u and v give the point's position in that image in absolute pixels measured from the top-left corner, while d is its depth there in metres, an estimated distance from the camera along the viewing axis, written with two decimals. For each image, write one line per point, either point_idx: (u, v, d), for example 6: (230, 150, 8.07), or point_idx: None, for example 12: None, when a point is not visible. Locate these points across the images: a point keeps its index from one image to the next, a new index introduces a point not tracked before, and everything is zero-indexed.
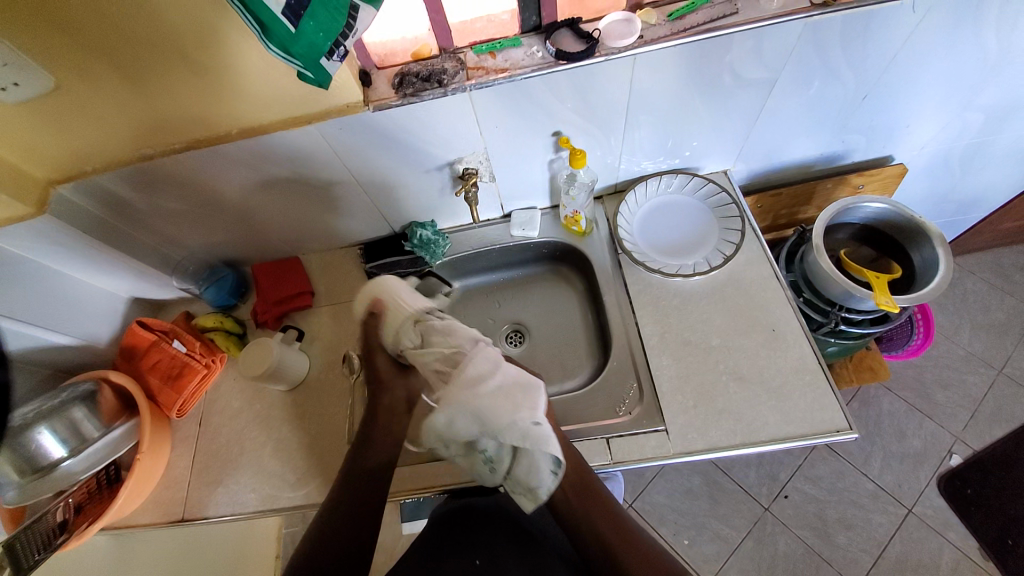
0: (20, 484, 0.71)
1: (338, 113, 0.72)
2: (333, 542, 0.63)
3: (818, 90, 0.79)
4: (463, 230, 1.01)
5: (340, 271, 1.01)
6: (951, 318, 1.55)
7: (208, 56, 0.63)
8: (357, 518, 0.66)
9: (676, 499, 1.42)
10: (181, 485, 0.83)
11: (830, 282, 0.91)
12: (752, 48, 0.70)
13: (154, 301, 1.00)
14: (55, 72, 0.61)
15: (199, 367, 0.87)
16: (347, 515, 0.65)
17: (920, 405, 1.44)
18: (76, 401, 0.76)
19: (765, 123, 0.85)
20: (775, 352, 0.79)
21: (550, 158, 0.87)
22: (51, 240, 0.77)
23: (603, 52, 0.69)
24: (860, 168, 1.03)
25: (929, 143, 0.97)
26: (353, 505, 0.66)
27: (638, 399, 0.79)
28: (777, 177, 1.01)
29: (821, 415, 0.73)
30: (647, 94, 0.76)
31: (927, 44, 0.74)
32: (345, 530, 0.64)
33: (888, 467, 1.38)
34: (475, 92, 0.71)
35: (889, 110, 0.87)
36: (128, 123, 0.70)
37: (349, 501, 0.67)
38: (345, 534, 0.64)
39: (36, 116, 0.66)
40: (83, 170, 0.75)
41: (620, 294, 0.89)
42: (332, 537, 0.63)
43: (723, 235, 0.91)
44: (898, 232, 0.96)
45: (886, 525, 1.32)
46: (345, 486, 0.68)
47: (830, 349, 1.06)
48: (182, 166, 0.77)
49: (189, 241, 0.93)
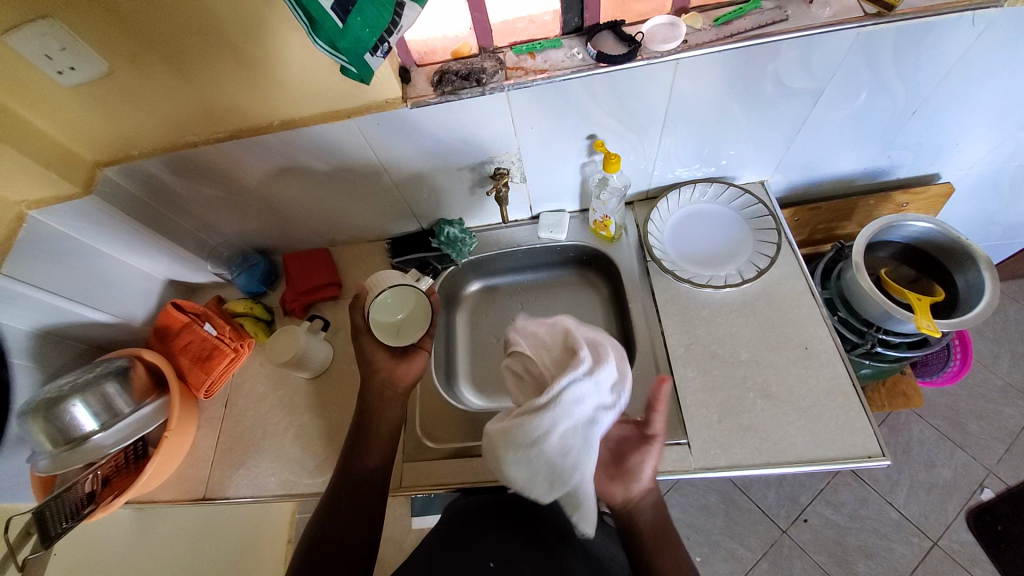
0: (53, 454, 0.73)
1: (377, 108, 0.73)
2: (334, 534, 0.63)
3: (866, 102, 0.77)
4: (490, 230, 1.01)
5: (367, 265, 1.02)
6: (990, 346, 1.48)
7: (255, 49, 0.64)
8: (360, 510, 0.66)
9: (691, 514, 1.39)
10: (205, 464, 0.85)
11: (868, 302, 0.88)
12: (799, 56, 0.68)
13: (187, 284, 1.03)
14: (109, 59, 0.63)
15: (229, 350, 0.89)
16: (350, 506, 0.66)
17: (952, 434, 1.38)
18: (109, 376, 0.78)
19: (809, 134, 0.83)
20: (807, 371, 0.77)
21: (583, 161, 0.86)
22: (96, 219, 0.81)
23: (645, 56, 0.68)
24: (904, 185, 0.99)
25: (981, 161, 0.93)
26: (356, 491, 0.67)
27: (661, 410, 0.77)
28: (817, 191, 0.98)
29: (852, 439, 0.71)
30: (687, 101, 0.75)
31: (987, 59, 0.71)
32: (349, 519, 0.65)
33: (914, 497, 1.33)
34: (512, 92, 0.71)
35: (941, 127, 0.83)
36: (175, 110, 0.72)
37: (353, 487, 0.68)
38: (347, 525, 0.64)
39: (89, 100, 0.68)
40: (129, 154, 0.77)
41: (646, 302, 0.88)
42: (334, 528, 0.64)
43: (757, 247, 0.89)
44: (942, 253, 0.92)
45: (910, 557, 1.27)
46: (347, 477, 0.68)
47: (863, 372, 1.02)
48: (222, 155, 0.78)
49: (225, 228, 0.96)
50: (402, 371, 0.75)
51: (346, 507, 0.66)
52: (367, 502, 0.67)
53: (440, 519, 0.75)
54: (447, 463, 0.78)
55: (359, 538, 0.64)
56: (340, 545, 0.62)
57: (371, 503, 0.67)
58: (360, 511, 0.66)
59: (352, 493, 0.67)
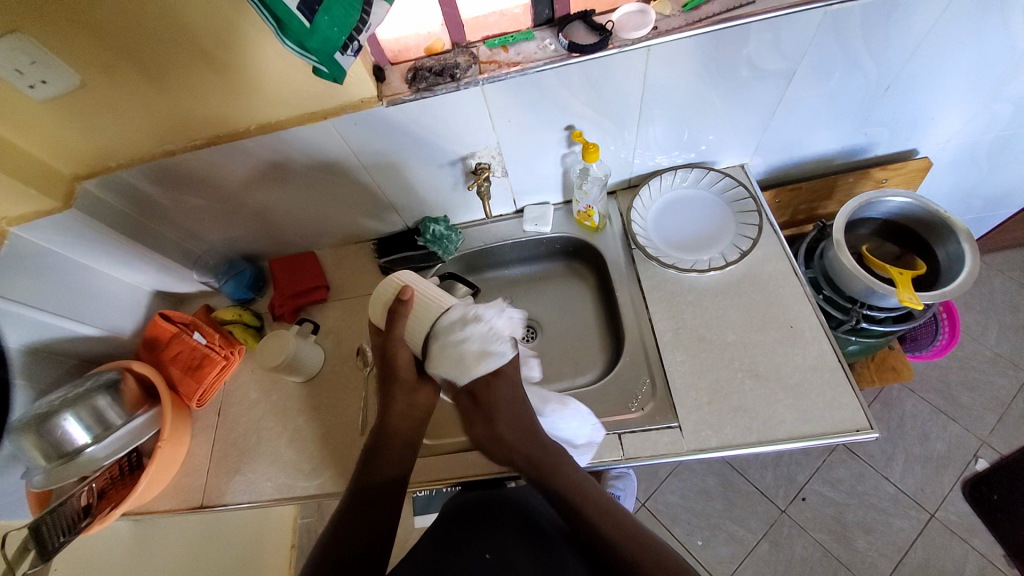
0: (47, 469, 0.73)
1: (354, 108, 0.73)
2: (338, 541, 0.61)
3: (839, 81, 0.77)
4: (475, 225, 1.02)
5: (355, 266, 1.02)
6: (977, 318, 1.50)
7: (228, 55, 0.64)
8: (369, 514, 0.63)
9: (690, 499, 1.40)
10: (201, 473, 0.85)
11: (851, 279, 0.89)
12: (770, 39, 0.69)
13: (174, 295, 1.03)
14: (80, 72, 0.63)
15: (218, 358, 0.89)
16: (357, 513, 0.63)
17: (944, 407, 1.40)
18: (100, 389, 0.78)
19: (785, 115, 0.83)
20: (793, 350, 0.78)
21: (563, 152, 0.86)
22: (77, 233, 0.80)
23: (616, 44, 0.69)
24: (883, 163, 1.00)
25: (957, 135, 0.94)
26: (364, 498, 0.65)
27: (652, 395, 0.78)
28: (796, 171, 0.99)
29: (840, 413, 0.72)
30: (661, 87, 0.75)
31: (954, 32, 0.72)
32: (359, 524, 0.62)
33: (909, 471, 1.35)
34: (487, 86, 0.71)
35: (913, 102, 0.84)
36: (151, 120, 0.72)
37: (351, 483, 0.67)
38: (352, 521, 0.62)
39: (64, 113, 0.68)
40: (108, 166, 0.77)
41: (633, 290, 0.88)
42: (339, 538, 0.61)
43: (740, 229, 0.90)
44: (921, 227, 0.93)
45: (908, 530, 1.28)
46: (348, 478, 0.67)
47: (851, 348, 1.03)
48: (201, 162, 0.78)
49: (209, 236, 0.95)
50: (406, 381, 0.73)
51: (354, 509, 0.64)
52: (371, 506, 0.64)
53: (438, 515, 0.74)
54: (444, 459, 0.79)
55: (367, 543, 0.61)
56: (349, 556, 0.59)
57: (380, 505, 0.65)
58: (367, 516, 0.63)
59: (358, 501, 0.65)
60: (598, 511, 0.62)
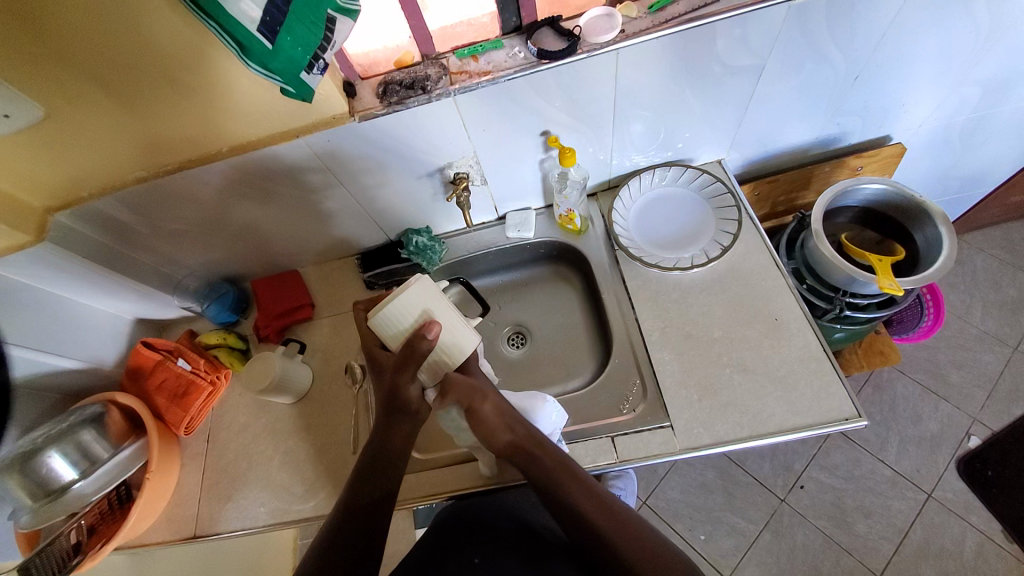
0: (33, 509, 0.72)
1: (325, 125, 0.73)
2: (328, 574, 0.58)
3: (810, 72, 0.78)
4: (459, 235, 1.01)
5: (339, 282, 1.01)
6: (962, 297, 1.52)
7: (194, 79, 0.64)
8: (359, 542, 0.61)
9: (690, 494, 1.40)
10: (193, 502, 0.84)
11: (833, 269, 0.89)
12: (738, 34, 0.70)
13: (157, 321, 1.01)
14: (44, 103, 0.62)
15: (205, 384, 0.88)
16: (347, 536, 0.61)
17: (934, 386, 1.42)
18: (84, 423, 0.77)
19: (758, 109, 0.84)
20: (779, 342, 0.78)
21: (540, 158, 0.86)
22: (53, 265, 0.79)
23: (585, 49, 0.69)
24: (857, 151, 1.01)
25: (927, 120, 0.95)
26: (356, 522, 0.62)
27: (642, 396, 0.78)
28: (773, 163, 1.00)
29: (829, 402, 0.72)
30: (632, 89, 0.76)
31: (916, 19, 0.73)
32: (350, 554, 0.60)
33: (905, 453, 1.36)
34: (459, 97, 0.71)
35: (882, 90, 0.85)
36: (122, 146, 0.71)
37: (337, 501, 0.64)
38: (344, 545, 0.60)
39: (30, 146, 0.67)
40: (80, 196, 0.76)
41: (618, 291, 0.88)
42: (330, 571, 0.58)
43: (720, 226, 0.90)
44: (898, 212, 0.94)
45: (907, 512, 1.29)
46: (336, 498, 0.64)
47: (837, 336, 1.04)
48: (176, 187, 0.77)
49: (189, 261, 0.94)
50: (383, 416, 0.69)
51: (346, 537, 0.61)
52: (361, 533, 0.62)
53: (429, 527, 0.74)
54: (437, 474, 0.77)
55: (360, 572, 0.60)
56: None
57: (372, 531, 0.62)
58: (359, 544, 0.61)
59: (345, 528, 0.62)
60: (596, 507, 0.61)
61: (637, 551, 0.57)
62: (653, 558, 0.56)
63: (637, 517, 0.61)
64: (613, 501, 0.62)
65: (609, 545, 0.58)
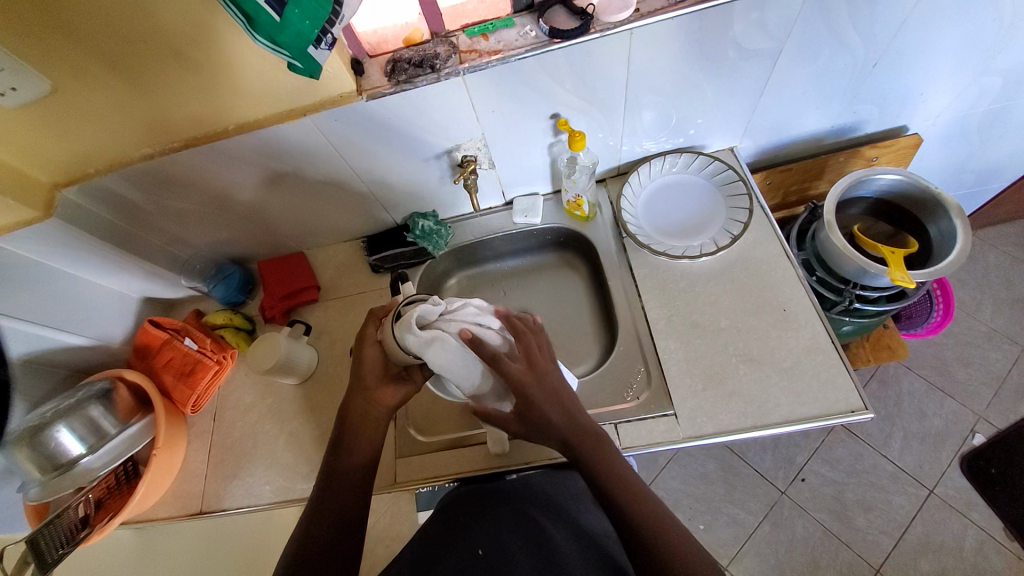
0: (42, 482, 0.73)
1: (333, 103, 0.72)
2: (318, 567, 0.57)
3: (828, 58, 0.76)
4: (465, 219, 1.01)
5: (345, 265, 1.01)
6: (973, 294, 1.50)
7: (202, 55, 0.63)
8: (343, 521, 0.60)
9: (691, 484, 1.41)
10: (199, 479, 0.85)
11: (844, 260, 0.88)
12: (756, 18, 0.68)
13: (164, 300, 1.02)
14: (52, 76, 0.62)
15: (211, 363, 0.88)
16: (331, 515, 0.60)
17: (941, 383, 1.41)
18: (92, 399, 0.78)
19: (774, 96, 0.82)
20: (786, 333, 0.77)
21: (549, 142, 0.85)
22: (60, 242, 0.79)
23: (598, 28, 0.67)
24: (873, 141, 0.99)
25: (946, 110, 0.93)
26: (338, 498, 0.62)
27: (646, 384, 0.78)
28: (785, 151, 0.98)
29: (836, 394, 0.72)
30: (646, 72, 0.74)
31: (942, 3, 0.70)
32: (335, 533, 0.60)
33: (908, 448, 1.35)
34: (469, 76, 0.70)
35: (903, 77, 0.83)
36: (127, 123, 0.70)
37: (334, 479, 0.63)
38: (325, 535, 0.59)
39: (37, 119, 0.66)
40: (87, 173, 0.76)
41: (625, 280, 0.88)
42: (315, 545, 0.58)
43: (730, 214, 0.89)
44: (914, 204, 0.92)
45: (907, 507, 1.29)
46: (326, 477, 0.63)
47: (845, 329, 1.03)
48: (182, 165, 0.77)
49: (196, 240, 0.94)
50: (387, 394, 0.68)
51: (328, 520, 0.60)
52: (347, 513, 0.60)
53: (434, 509, 0.72)
54: (443, 455, 0.79)
55: (345, 561, 0.58)
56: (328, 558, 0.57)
57: (354, 508, 0.62)
58: (338, 526, 0.60)
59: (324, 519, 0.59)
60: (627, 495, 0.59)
61: (656, 530, 0.57)
62: (677, 536, 0.56)
63: (653, 495, 0.61)
64: (634, 480, 0.61)
65: (628, 520, 0.58)
